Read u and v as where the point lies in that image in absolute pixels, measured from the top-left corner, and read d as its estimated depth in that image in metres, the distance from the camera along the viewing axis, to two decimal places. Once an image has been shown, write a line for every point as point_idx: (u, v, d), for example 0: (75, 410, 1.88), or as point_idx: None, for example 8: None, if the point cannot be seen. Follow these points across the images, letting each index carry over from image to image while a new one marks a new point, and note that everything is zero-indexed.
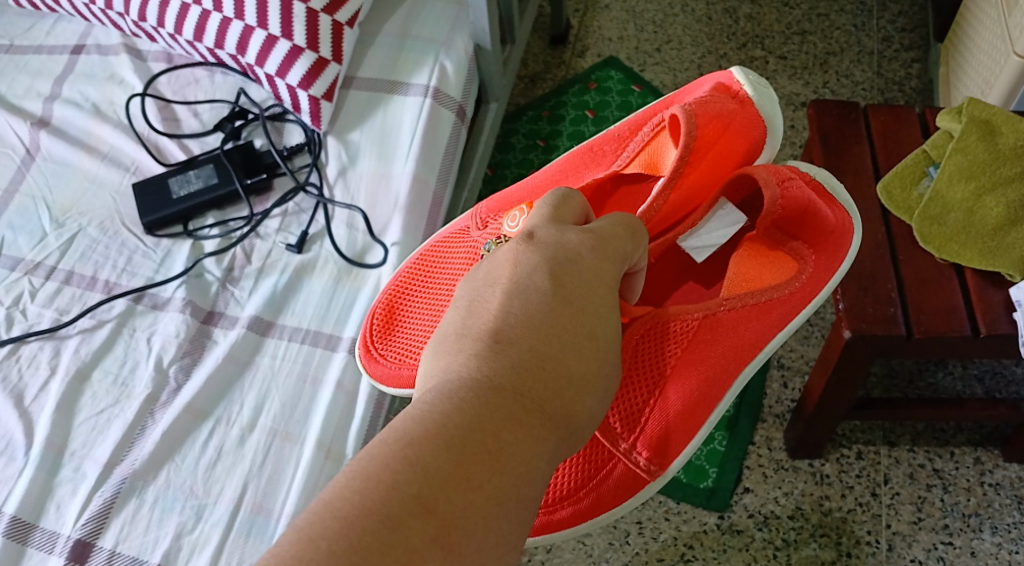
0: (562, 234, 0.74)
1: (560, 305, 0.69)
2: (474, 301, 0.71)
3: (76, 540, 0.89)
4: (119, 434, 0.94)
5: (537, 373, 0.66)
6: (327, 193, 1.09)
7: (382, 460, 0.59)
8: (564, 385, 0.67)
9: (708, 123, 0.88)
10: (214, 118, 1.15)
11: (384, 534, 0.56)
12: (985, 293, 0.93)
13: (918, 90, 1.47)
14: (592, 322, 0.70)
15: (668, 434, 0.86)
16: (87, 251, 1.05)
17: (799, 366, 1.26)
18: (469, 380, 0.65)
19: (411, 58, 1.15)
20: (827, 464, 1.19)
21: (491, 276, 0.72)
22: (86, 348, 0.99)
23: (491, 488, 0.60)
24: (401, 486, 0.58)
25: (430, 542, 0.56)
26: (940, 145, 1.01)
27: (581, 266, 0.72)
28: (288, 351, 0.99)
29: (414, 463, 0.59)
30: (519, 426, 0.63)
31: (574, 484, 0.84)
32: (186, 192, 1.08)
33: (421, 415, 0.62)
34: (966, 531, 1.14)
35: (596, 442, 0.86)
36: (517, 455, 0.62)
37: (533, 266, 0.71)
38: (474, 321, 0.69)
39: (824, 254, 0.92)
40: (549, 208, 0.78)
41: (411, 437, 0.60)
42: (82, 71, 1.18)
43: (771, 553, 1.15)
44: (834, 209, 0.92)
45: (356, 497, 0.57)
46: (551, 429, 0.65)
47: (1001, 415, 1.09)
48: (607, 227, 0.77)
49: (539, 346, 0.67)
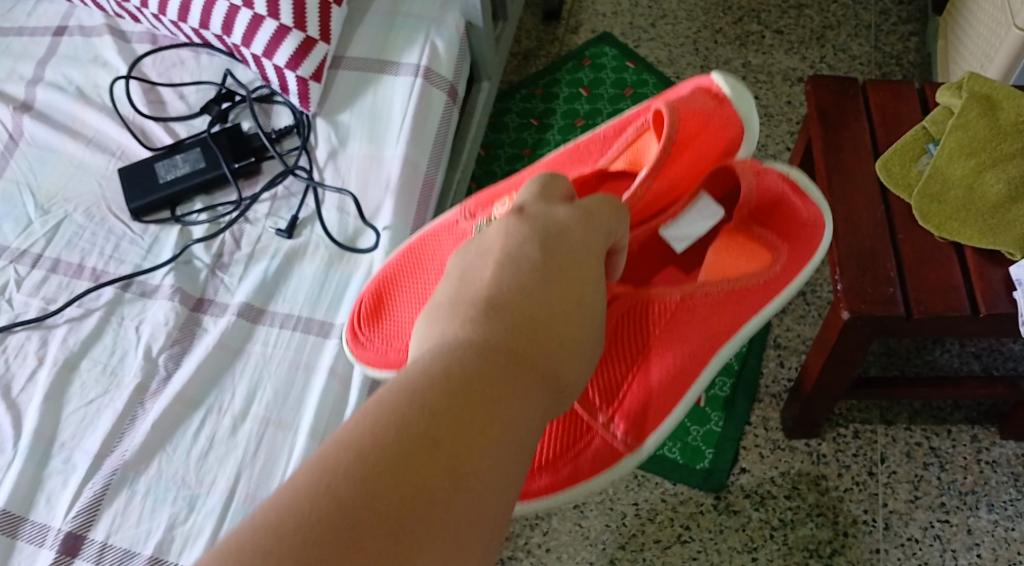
0: (550, 209, 0.75)
1: (551, 271, 0.70)
2: (466, 272, 0.71)
3: (68, 532, 0.88)
4: (109, 424, 0.93)
5: (531, 333, 0.66)
6: (316, 176, 1.07)
7: (390, 404, 0.58)
8: (555, 343, 0.67)
9: (690, 118, 0.87)
10: (201, 100, 1.13)
11: (397, 468, 0.55)
12: (985, 272, 0.92)
13: (915, 63, 1.45)
14: (583, 284, 0.71)
15: (646, 408, 0.84)
16: (73, 238, 1.04)
17: (796, 345, 1.25)
18: (468, 337, 0.64)
19: (401, 37, 1.12)
20: (824, 443, 1.19)
21: (482, 249, 0.73)
22: (74, 338, 0.97)
23: (495, 431, 0.59)
24: (410, 424, 0.57)
25: (441, 476, 0.55)
26: (940, 121, 0.99)
27: (570, 236, 0.73)
28: (279, 338, 0.98)
29: (422, 404, 0.58)
30: (515, 379, 0.62)
31: (554, 453, 0.84)
32: (173, 176, 1.06)
33: (423, 366, 0.61)
34: (963, 509, 1.14)
35: (574, 415, 0.85)
36: (517, 404, 0.61)
37: (524, 238, 0.72)
38: (468, 289, 0.69)
39: (797, 244, 0.92)
40: (537, 186, 0.78)
41: (416, 384, 0.59)
42: (65, 53, 1.15)
43: (768, 532, 1.14)
44: (807, 203, 0.93)
45: (367, 434, 0.56)
46: (545, 385, 0.65)
47: (999, 393, 1.08)
48: (593, 202, 0.77)
49: (531, 308, 0.67)
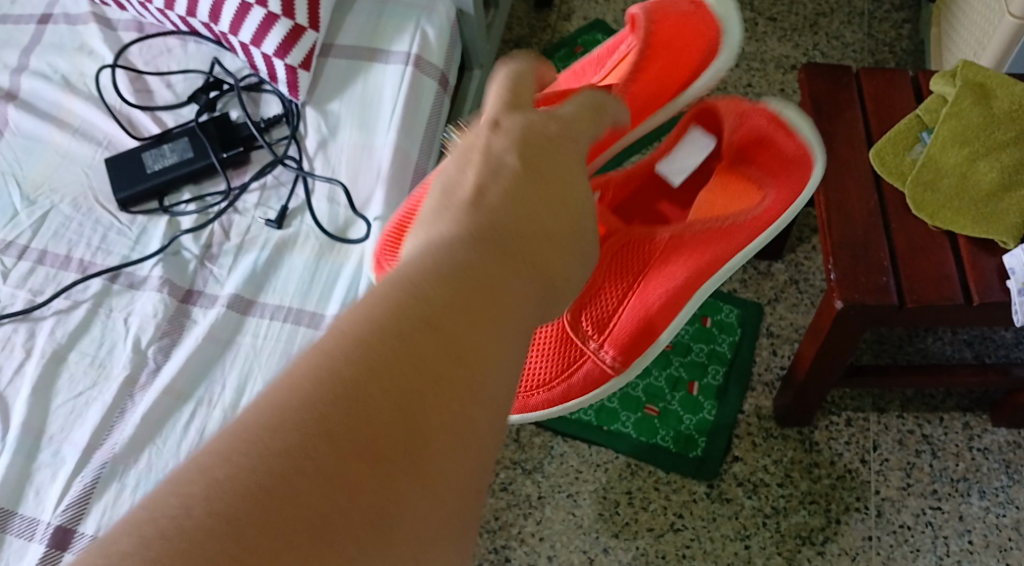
0: (525, 117, 0.73)
1: (534, 178, 0.69)
2: (449, 182, 0.69)
3: (57, 526, 0.87)
4: (97, 417, 0.92)
5: (523, 232, 0.66)
6: (306, 166, 1.06)
7: (386, 300, 0.56)
8: (545, 242, 0.67)
9: (662, 20, 0.90)
10: (188, 88, 1.11)
11: (400, 364, 0.53)
12: (978, 260, 0.92)
13: (908, 51, 1.45)
14: (568, 190, 0.71)
15: (636, 335, 0.89)
16: (60, 229, 1.02)
17: (789, 334, 1.25)
18: (460, 235, 0.63)
19: (391, 24, 1.11)
20: (817, 432, 1.19)
21: (462, 160, 0.70)
22: (62, 330, 0.96)
23: (495, 321, 0.59)
24: (409, 317, 0.55)
25: (445, 368, 0.54)
26: (934, 109, 0.99)
27: (550, 141, 0.72)
28: (270, 329, 0.97)
29: (420, 299, 0.57)
30: (512, 273, 0.62)
31: (545, 375, 0.90)
32: (161, 166, 1.05)
33: (418, 264, 0.60)
34: (955, 495, 1.14)
35: (566, 341, 0.90)
36: (513, 298, 0.61)
37: (504, 147, 0.70)
38: (452, 197, 0.68)
39: (785, 179, 0.95)
40: (508, 92, 0.75)
41: (412, 280, 0.58)
42: (50, 41, 1.13)
43: (761, 520, 1.14)
44: (795, 138, 0.95)
45: (366, 331, 0.54)
46: (538, 280, 0.65)
47: (991, 380, 1.08)
48: (573, 109, 0.77)
49: (520, 210, 0.67)
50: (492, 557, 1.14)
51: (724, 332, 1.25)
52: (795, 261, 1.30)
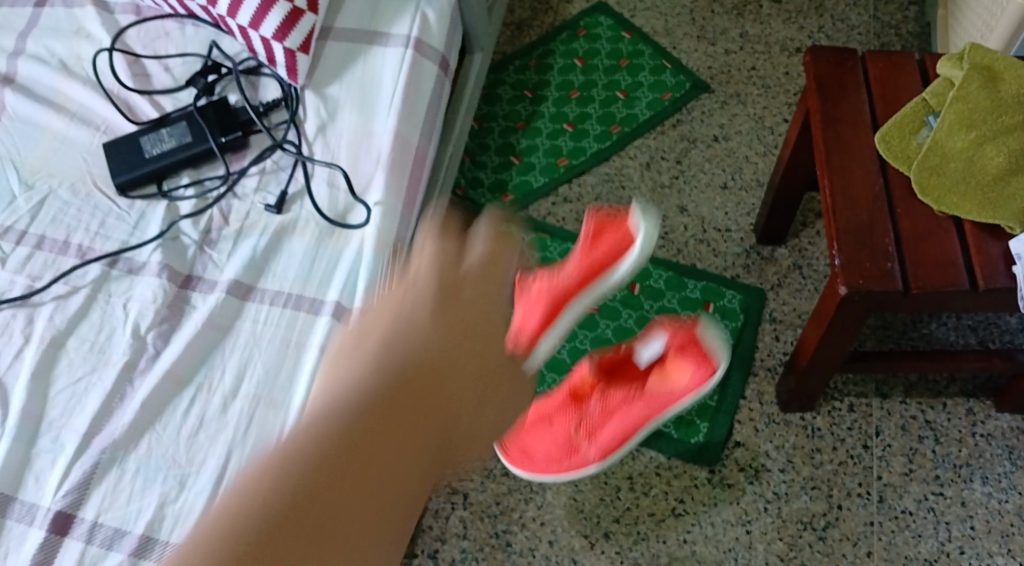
0: (441, 252, 0.78)
1: (441, 335, 0.73)
2: (354, 348, 0.73)
3: (58, 512, 0.86)
4: (97, 403, 0.91)
5: (432, 392, 0.71)
6: (305, 151, 1.05)
7: (303, 438, 0.66)
8: (454, 405, 0.73)
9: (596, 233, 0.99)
10: (186, 72, 1.10)
11: (326, 478, 0.64)
12: (983, 245, 0.91)
13: (915, 33, 1.43)
14: (480, 341, 0.78)
15: (592, 450, 1.01)
16: (58, 214, 1.02)
17: (792, 319, 1.25)
18: (363, 384, 0.69)
19: (391, 7, 1.10)
20: (819, 417, 1.19)
21: (375, 319, 0.74)
22: (61, 316, 0.96)
23: (413, 439, 0.69)
24: (328, 442, 0.65)
25: (374, 455, 0.67)
26: (940, 92, 0.97)
27: (460, 309, 0.76)
28: (270, 315, 0.96)
29: (338, 424, 0.66)
30: (426, 430, 0.70)
31: (534, 461, 1.04)
32: (159, 151, 1.04)
33: (321, 416, 0.67)
34: (958, 481, 1.14)
35: (534, 445, 1.04)
36: (429, 425, 0.71)
37: (418, 290, 0.75)
38: (361, 345, 0.73)
39: (694, 364, 0.95)
40: (427, 250, 0.78)
41: (324, 418, 0.67)
42: (46, 25, 1.12)
43: (763, 506, 1.14)
44: (687, 372, 0.96)
45: (281, 471, 0.64)
46: (439, 439, 0.71)
47: (995, 366, 1.08)
48: (493, 245, 0.83)
49: (427, 391, 0.71)
50: (493, 542, 1.14)
51: (727, 317, 1.25)
52: (799, 246, 1.30)
